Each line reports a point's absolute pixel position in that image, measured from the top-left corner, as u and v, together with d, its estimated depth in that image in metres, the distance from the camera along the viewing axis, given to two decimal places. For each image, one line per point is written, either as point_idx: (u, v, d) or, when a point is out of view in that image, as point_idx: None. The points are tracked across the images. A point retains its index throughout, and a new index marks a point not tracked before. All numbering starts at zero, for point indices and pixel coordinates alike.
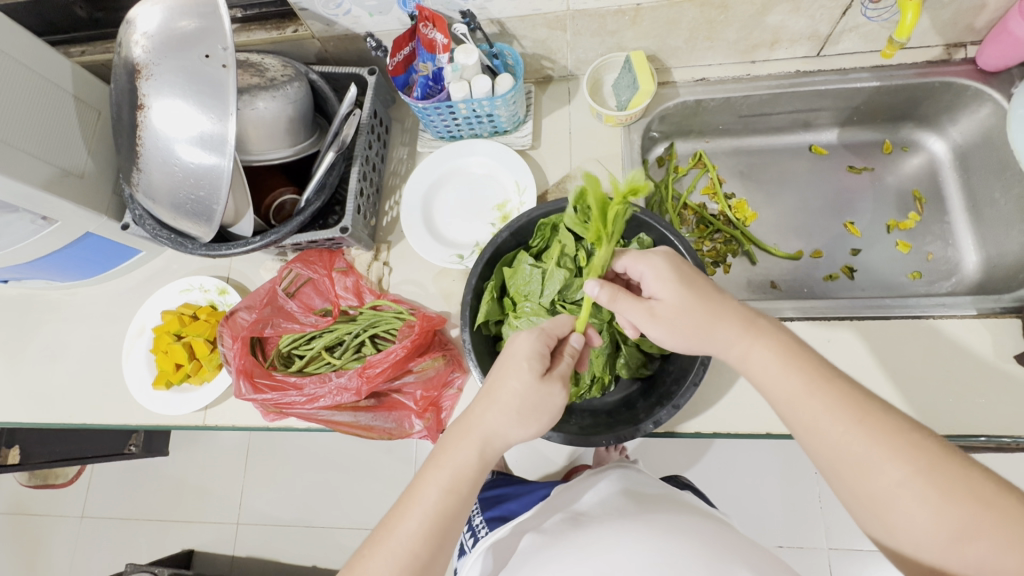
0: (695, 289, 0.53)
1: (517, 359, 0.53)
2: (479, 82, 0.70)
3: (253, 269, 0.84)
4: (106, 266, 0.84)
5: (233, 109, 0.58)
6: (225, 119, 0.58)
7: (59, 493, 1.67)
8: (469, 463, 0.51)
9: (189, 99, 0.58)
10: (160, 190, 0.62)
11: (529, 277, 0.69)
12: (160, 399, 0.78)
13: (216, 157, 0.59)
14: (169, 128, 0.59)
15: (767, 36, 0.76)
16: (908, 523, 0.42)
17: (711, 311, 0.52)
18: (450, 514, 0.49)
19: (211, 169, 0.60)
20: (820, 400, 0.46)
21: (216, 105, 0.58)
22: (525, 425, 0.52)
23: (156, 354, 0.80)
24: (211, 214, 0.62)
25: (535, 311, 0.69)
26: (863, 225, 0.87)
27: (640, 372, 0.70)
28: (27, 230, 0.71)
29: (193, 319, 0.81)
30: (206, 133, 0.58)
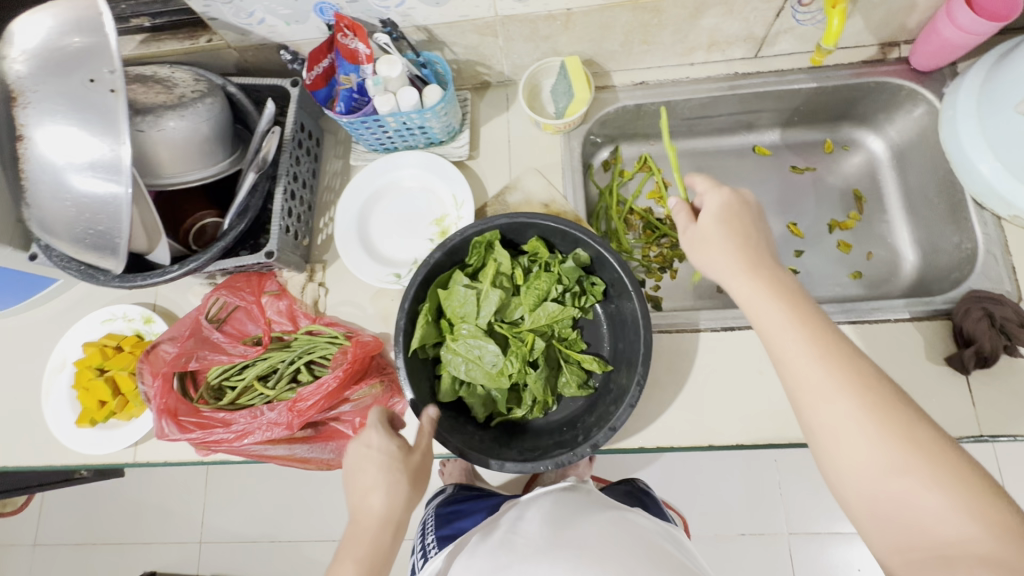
0: (736, 227, 0.56)
1: (376, 459, 0.55)
2: (405, 94, 0.67)
3: (180, 295, 0.79)
4: (18, 298, 0.79)
5: (127, 127, 0.54)
6: (119, 147, 0.54)
7: (9, 522, 1.60)
8: (370, 542, 0.53)
9: (75, 127, 0.54)
10: (55, 225, 0.58)
11: (463, 299, 0.67)
12: (85, 438, 0.74)
13: (114, 187, 0.55)
14: (57, 158, 0.55)
15: (703, 39, 0.74)
16: (819, 402, 0.46)
17: (741, 248, 0.55)
18: None
19: (110, 199, 0.56)
20: (769, 294, 0.51)
21: (108, 133, 0.54)
22: (418, 489, 0.56)
23: (78, 391, 0.75)
24: (115, 247, 0.58)
25: (472, 331, 0.67)
26: (806, 225, 0.87)
27: (584, 389, 0.70)
28: None
29: (117, 350, 0.76)
30: (98, 162, 0.54)
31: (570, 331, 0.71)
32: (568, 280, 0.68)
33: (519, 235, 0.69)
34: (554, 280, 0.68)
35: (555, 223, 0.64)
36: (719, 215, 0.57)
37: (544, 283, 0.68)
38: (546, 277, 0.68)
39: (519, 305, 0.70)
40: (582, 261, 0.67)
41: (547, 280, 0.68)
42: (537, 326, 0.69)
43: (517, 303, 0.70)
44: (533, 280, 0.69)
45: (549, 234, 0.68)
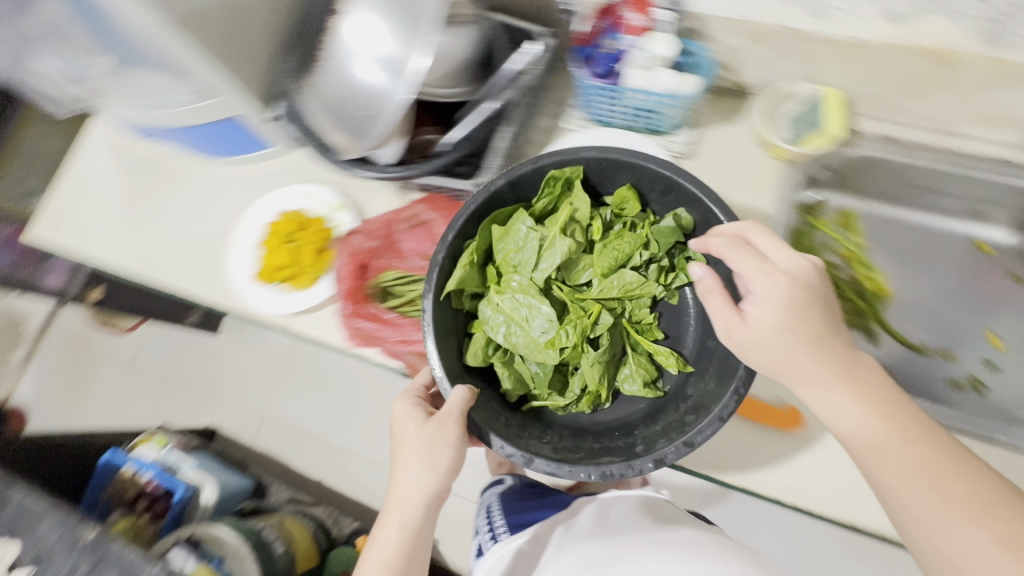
0: (803, 315, 0.55)
1: (403, 434, 0.63)
2: (663, 74, 0.67)
3: (370, 195, 0.84)
4: (237, 151, 0.86)
5: (432, 21, 0.56)
6: (412, 45, 0.57)
7: (117, 338, 1.82)
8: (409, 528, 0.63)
9: (384, 19, 0.58)
10: (328, 99, 0.63)
11: (522, 241, 0.65)
12: (257, 292, 0.81)
13: (391, 80, 0.58)
14: (359, 42, 0.60)
15: (983, 112, 0.69)
16: (899, 500, 0.50)
17: (822, 352, 0.54)
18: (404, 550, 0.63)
19: (388, 83, 0.59)
20: (862, 410, 0.52)
21: (408, 31, 0.57)
22: (429, 470, 0.61)
23: (263, 250, 0.83)
24: (366, 134, 0.62)
25: (522, 285, 0.65)
26: (1007, 340, 0.79)
27: (654, 391, 0.68)
28: (185, 99, 0.74)
29: (304, 226, 0.83)
30: (389, 54, 0.58)
31: (643, 307, 0.70)
32: (656, 248, 0.67)
33: (607, 180, 0.67)
34: (638, 241, 0.67)
35: (675, 175, 0.62)
36: (778, 296, 0.55)
37: (626, 247, 0.66)
38: (629, 239, 0.66)
39: (587, 267, 0.68)
40: (685, 227, 0.65)
41: (621, 243, 0.67)
42: (607, 293, 0.67)
43: (588, 263, 0.68)
44: (614, 241, 0.67)
45: (645, 188, 0.66)
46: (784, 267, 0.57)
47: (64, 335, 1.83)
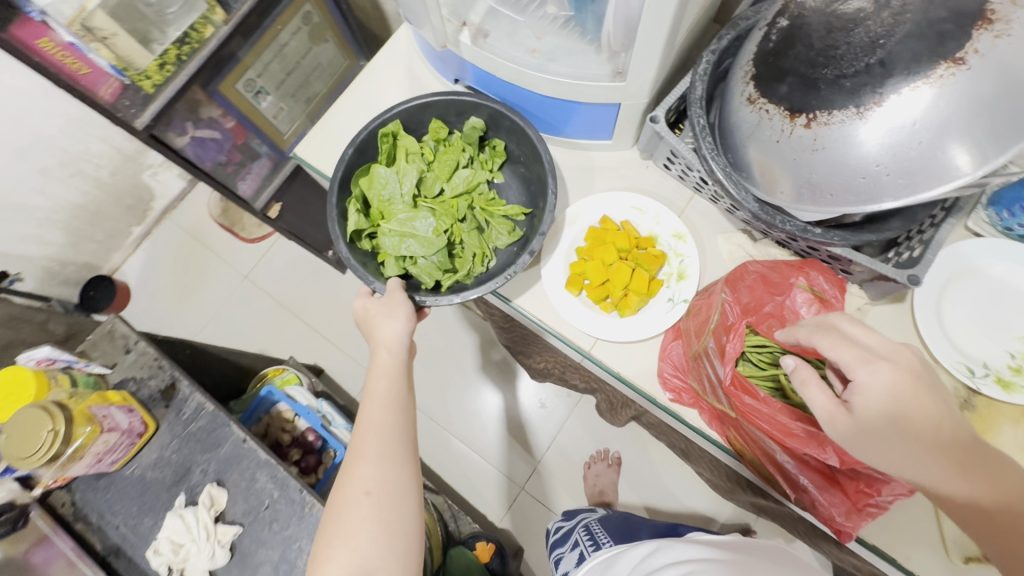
0: (907, 407, 0.48)
1: (369, 313, 0.67)
2: None
3: (710, 232, 0.74)
4: (573, 135, 0.75)
5: (1012, 152, 0.46)
6: (978, 164, 0.47)
7: (234, 244, 1.72)
8: (393, 377, 0.65)
9: (967, 117, 0.46)
10: (814, 153, 0.53)
11: (385, 180, 0.74)
12: (567, 302, 0.71)
13: (920, 184, 0.50)
14: (910, 115, 0.48)
15: None
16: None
17: (910, 432, 0.48)
18: (399, 422, 0.63)
19: (893, 187, 0.51)
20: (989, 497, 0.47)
21: (985, 145, 0.47)
22: (393, 315, 0.66)
23: (583, 257, 0.73)
24: (835, 205, 0.55)
25: (404, 210, 0.75)
26: None
27: (515, 234, 0.75)
28: (588, 70, 0.63)
29: (637, 245, 0.72)
30: (943, 159, 0.48)
31: (486, 190, 0.79)
32: (472, 148, 0.77)
33: (418, 122, 0.77)
34: (458, 150, 0.76)
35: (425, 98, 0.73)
36: (888, 384, 0.49)
37: (449, 147, 0.77)
38: (455, 149, 0.76)
39: (435, 178, 0.78)
40: (479, 128, 0.75)
41: (450, 155, 0.77)
42: (458, 192, 0.78)
43: (433, 176, 0.78)
44: (442, 154, 0.77)
45: (444, 114, 0.76)
46: (883, 351, 0.51)
47: (182, 226, 1.74)
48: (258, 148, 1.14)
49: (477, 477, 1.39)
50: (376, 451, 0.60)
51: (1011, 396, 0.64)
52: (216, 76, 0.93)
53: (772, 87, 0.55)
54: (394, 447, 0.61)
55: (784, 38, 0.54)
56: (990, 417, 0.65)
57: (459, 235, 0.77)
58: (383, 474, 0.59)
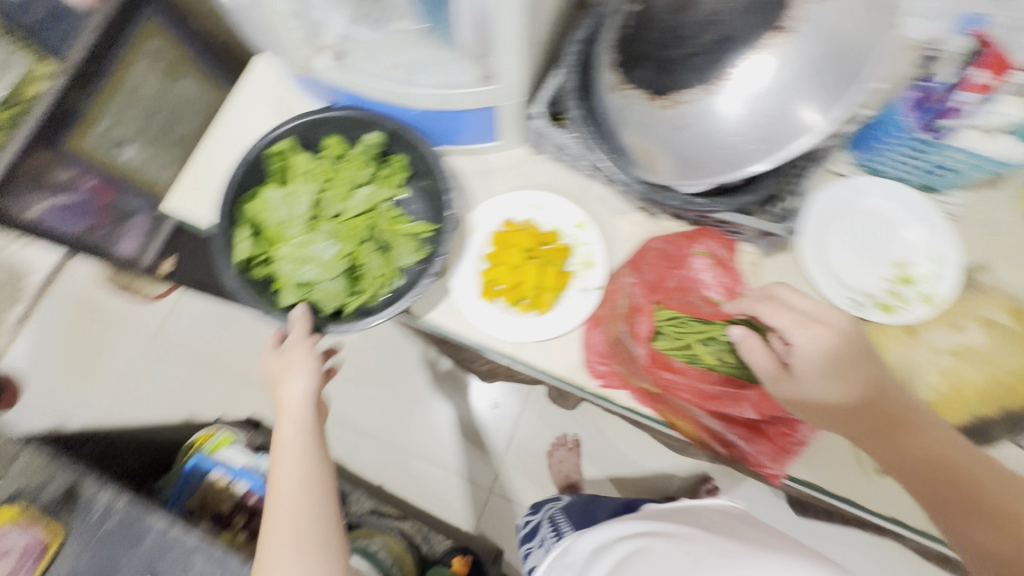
0: (836, 360, 0.59)
1: (274, 369, 0.66)
2: (1000, 142, 0.65)
3: (611, 214, 0.75)
4: (461, 142, 0.74)
5: (847, 102, 0.51)
6: (816, 121, 0.52)
7: (135, 306, 1.57)
8: (300, 435, 0.64)
9: (801, 81, 0.51)
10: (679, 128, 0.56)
11: (276, 204, 0.69)
12: (482, 311, 0.70)
13: (771, 144, 0.53)
14: (759, 86, 0.52)
15: None
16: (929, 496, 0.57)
17: (836, 377, 0.59)
18: (313, 481, 0.62)
19: (756, 150, 0.54)
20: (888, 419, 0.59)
21: (819, 103, 0.52)
22: (295, 374, 0.64)
23: (492, 263, 0.72)
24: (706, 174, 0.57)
25: (299, 235, 0.70)
26: None
27: (421, 250, 0.71)
28: (457, 79, 0.62)
29: (542, 241, 0.72)
30: (786, 120, 0.52)
31: (390, 209, 0.74)
32: (372, 164, 0.72)
33: (314, 140, 0.74)
34: (356, 168, 0.72)
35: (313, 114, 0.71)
36: (821, 343, 0.59)
37: (346, 164, 0.72)
38: (352, 167, 0.72)
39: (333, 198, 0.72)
40: (375, 144, 0.72)
41: (348, 173, 0.72)
42: (358, 211, 0.73)
43: (330, 196, 0.72)
44: (339, 172, 0.72)
45: (340, 132, 0.73)
46: (815, 313, 0.60)
47: (70, 298, 1.56)
48: (130, 206, 1.04)
49: (446, 494, 1.37)
50: (287, 519, 0.60)
51: (893, 317, 0.70)
52: (59, 135, 0.83)
53: (631, 73, 0.57)
54: (306, 509, 0.61)
55: (636, 25, 0.56)
56: (881, 340, 0.71)
57: (361, 259, 0.71)
58: (296, 541, 0.59)
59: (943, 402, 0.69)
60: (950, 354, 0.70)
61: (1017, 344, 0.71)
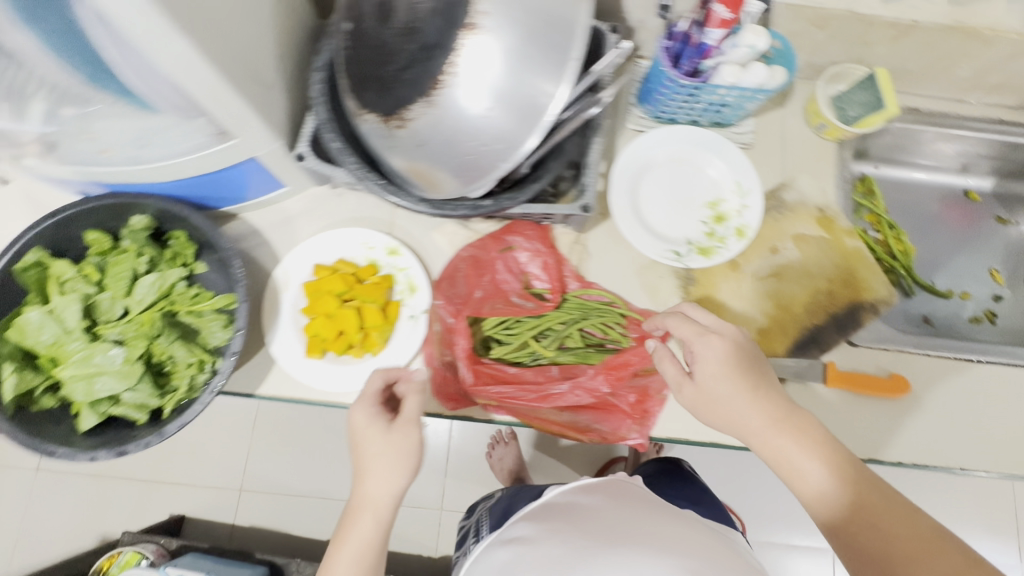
0: (742, 369, 0.56)
1: (359, 466, 0.57)
2: (755, 70, 0.64)
3: (425, 229, 0.72)
4: (244, 198, 0.69)
5: (576, 57, 0.48)
6: (558, 81, 0.49)
7: None
8: (376, 508, 0.56)
9: (522, 51, 0.49)
10: (432, 138, 0.52)
11: (38, 325, 0.61)
12: (314, 369, 0.66)
13: (529, 120, 0.50)
14: (486, 77, 0.50)
15: (996, 80, 0.77)
16: (819, 499, 0.52)
17: (737, 382, 0.56)
18: (373, 554, 0.56)
19: (515, 132, 0.51)
20: (789, 425, 0.55)
21: (550, 64, 0.49)
22: (398, 473, 0.56)
23: (310, 316, 0.67)
24: (485, 175, 0.53)
25: (80, 350, 0.62)
26: (1003, 274, 0.93)
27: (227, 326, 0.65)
28: (191, 142, 0.56)
29: (357, 279, 0.69)
30: (527, 91, 0.49)
31: (185, 289, 0.67)
32: (147, 249, 0.65)
33: (72, 241, 0.65)
34: (128, 259, 0.64)
35: (58, 213, 0.62)
36: (723, 357, 0.56)
37: (118, 258, 0.64)
38: (126, 258, 0.64)
39: (113, 298, 0.65)
40: (144, 228, 0.65)
41: (122, 267, 0.64)
42: (148, 304, 0.65)
43: (110, 297, 0.64)
44: (112, 268, 0.64)
45: (100, 224, 0.65)
46: (715, 326, 0.59)
47: None
48: None
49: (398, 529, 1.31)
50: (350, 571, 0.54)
51: (711, 259, 0.71)
52: None
53: (366, 97, 0.53)
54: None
55: (353, 42, 0.52)
56: (708, 282, 0.72)
57: (162, 355, 0.64)
58: None
59: (776, 324, 0.72)
60: (773, 277, 0.73)
61: (828, 251, 0.74)
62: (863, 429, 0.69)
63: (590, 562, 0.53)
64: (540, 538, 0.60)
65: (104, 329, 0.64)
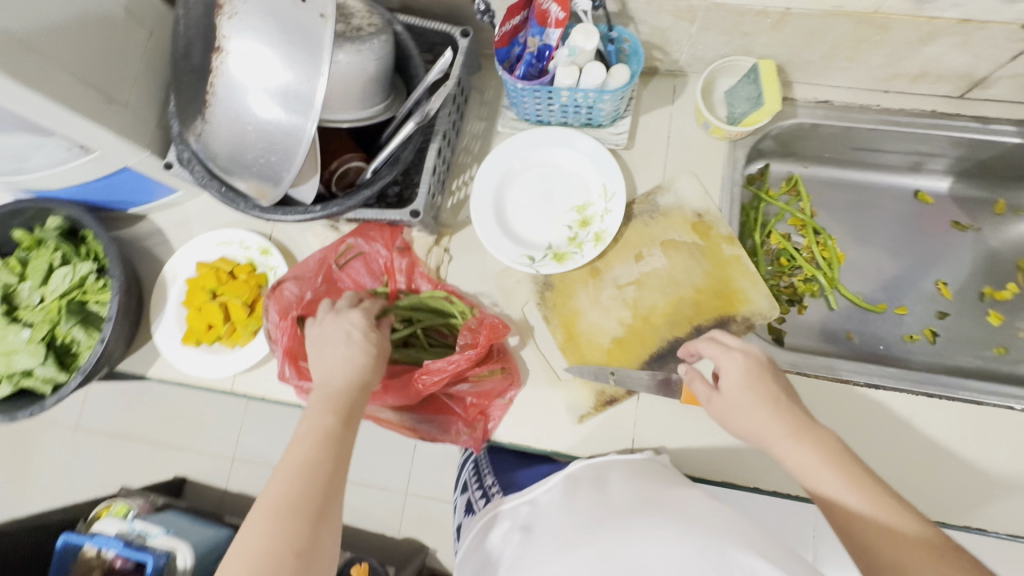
0: (762, 379, 0.54)
1: (332, 351, 0.60)
2: (592, 71, 0.61)
3: (299, 231, 0.77)
4: (140, 201, 0.77)
5: (327, 53, 0.48)
6: (314, 78, 0.48)
7: None
8: (337, 414, 0.54)
9: (272, 47, 0.48)
10: (225, 145, 0.54)
11: None
12: (189, 357, 0.74)
13: (298, 120, 0.50)
14: (247, 75, 0.50)
15: (916, 68, 0.67)
16: (841, 506, 0.46)
17: (761, 394, 0.53)
18: (319, 481, 0.50)
19: (291, 124, 0.51)
20: (797, 434, 0.50)
21: (306, 61, 0.48)
22: (374, 366, 0.60)
23: (188, 309, 0.75)
24: (280, 179, 0.55)
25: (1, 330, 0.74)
26: (956, 287, 0.81)
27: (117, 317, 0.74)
28: (64, 155, 0.65)
29: (228, 276, 0.74)
30: (288, 88, 0.49)
31: (93, 281, 0.76)
32: (59, 247, 0.75)
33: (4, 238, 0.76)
34: (43, 255, 0.75)
35: None
36: (744, 372, 0.55)
37: (35, 254, 0.75)
38: (42, 254, 0.75)
39: (34, 288, 0.76)
40: (55, 228, 0.74)
41: (39, 261, 0.75)
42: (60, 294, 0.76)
43: (31, 286, 0.76)
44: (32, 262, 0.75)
45: (24, 224, 0.76)
46: (738, 344, 0.57)
47: None
48: None
49: None
50: (288, 498, 0.48)
51: (564, 265, 0.70)
52: None
53: (186, 118, 0.56)
54: (314, 498, 0.49)
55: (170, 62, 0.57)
56: (565, 289, 0.71)
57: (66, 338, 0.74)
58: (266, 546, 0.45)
59: (634, 334, 0.69)
60: (633, 285, 0.70)
61: (700, 260, 0.70)
62: (713, 449, 0.65)
63: (608, 531, 0.46)
64: (573, 506, 0.53)
65: (25, 314, 0.75)
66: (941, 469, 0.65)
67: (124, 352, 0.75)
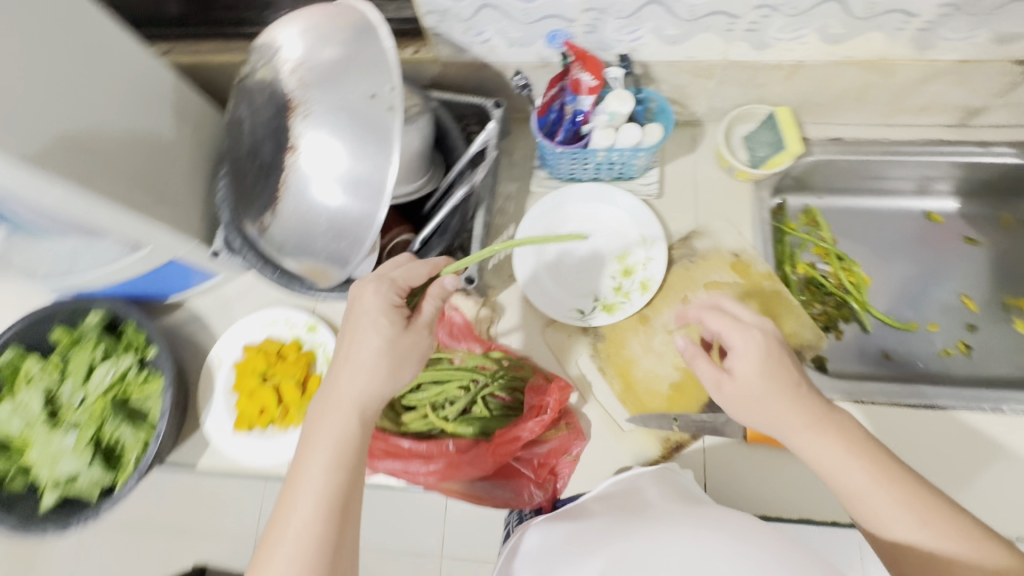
0: (777, 361, 0.50)
1: (350, 356, 0.51)
2: (628, 132, 0.65)
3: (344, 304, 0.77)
4: (183, 289, 0.77)
5: (397, 142, 0.49)
6: (384, 166, 0.50)
7: None
8: (346, 450, 0.48)
9: (343, 142, 0.50)
10: (290, 236, 0.55)
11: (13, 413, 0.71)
12: (242, 444, 0.72)
13: (368, 208, 0.51)
14: (318, 168, 0.51)
15: (918, 103, 0.73)
16: (861, 502, 0.46)
17: (778, 377, 0.50)
18: (331, 537, 0.45)
19: (361, 211, 0.52)
20: (819, 421, 0.48)
21: (376, 151, 0.50)
22: (397, 371, 0.51)
23: (238, 395, 0.73)
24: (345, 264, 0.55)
25: (44, 434, 0.71)
26: (979, 299, 0.84)
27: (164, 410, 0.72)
28: (115, 253, 0.65)
29: (278, 356, 0.74)
30: (359, 178, 0.51)
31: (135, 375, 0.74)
32: (100, 342, 0.73)
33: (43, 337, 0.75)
34: (84, 352, 0.73)
35: (30, 316, 0.73)
36: (757, 359, 0.50)
37: (76, 351, 0.73)
38: (83, 351, 0.73)
39: (75, 386, 0.74)
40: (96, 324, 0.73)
41: (80, 358, 0.73)
42: (103, 390, 0.74)
43: (72, 385, 0.74)
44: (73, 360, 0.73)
45: (65, 321, 0.74)
46: (753, 322, 0.53)
47: None
48: None
49: None
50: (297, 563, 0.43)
51: (615, 315, 0.72)
52: None
53: (247, 212, 0.58)
54: (322, 561, 0.44)
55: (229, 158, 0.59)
56: (617, 338, 0.72)
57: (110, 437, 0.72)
58: None
59: (691, 378, 0.70)
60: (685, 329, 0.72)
61: (745, 298, 0.72)
62: (787, 484, 0.65)
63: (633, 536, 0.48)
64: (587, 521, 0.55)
65: (67, 414, 0.73)
66: (1003, 483, 0.66)
67: (172, 445, 0.73)
